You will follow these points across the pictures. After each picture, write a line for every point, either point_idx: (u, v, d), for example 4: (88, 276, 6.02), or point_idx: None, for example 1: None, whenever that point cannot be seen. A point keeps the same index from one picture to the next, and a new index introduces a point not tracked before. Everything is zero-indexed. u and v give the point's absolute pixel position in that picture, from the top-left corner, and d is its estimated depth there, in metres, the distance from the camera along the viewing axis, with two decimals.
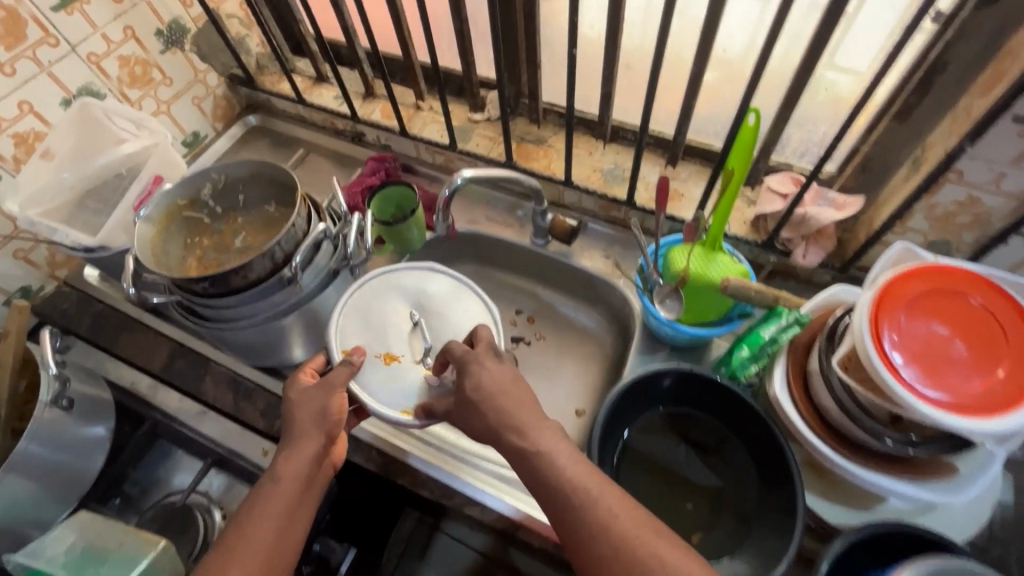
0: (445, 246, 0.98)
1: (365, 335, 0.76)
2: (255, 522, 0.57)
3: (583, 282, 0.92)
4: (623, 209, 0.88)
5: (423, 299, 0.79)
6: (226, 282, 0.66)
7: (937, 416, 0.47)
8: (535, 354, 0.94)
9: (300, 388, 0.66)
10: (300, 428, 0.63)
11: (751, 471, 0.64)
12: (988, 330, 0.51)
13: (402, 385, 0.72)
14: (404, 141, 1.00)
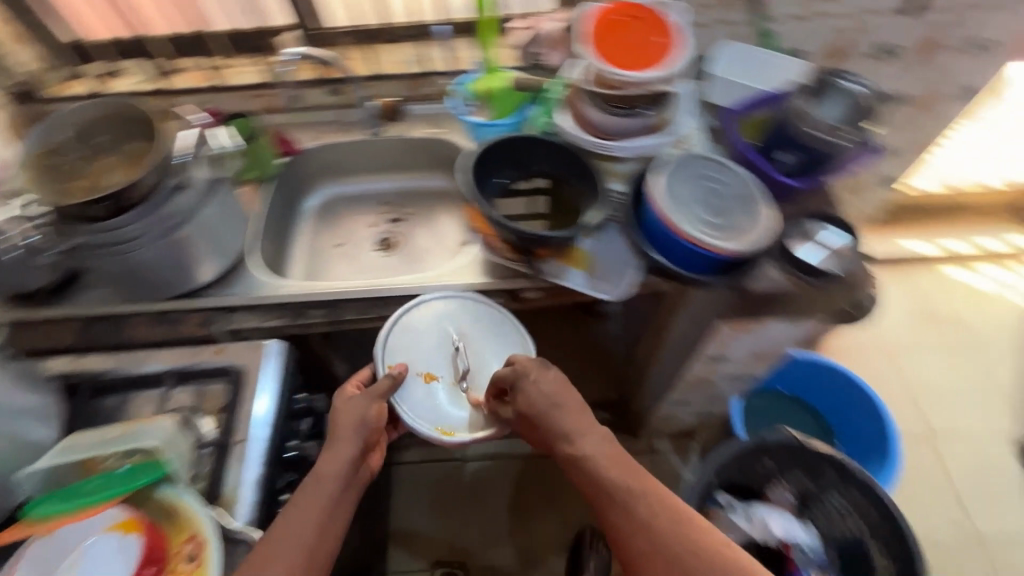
0: (302, 170, 1.12)
1: (407, 353, 0.86)
2: (294, 512, 0.66)
3: (423, 148, 1.13)
4: (430, 81, 1.10)
5: (473, 321, 0.90)
6: (117, 195, 0.73)
7: (648, 79, 0.83)
8: (411, 224, 1.16)
9: (344, 399, 0.79)
10: (343, 432, 0.75)
11: (567, 181, 0.91)
12: (640, 23, 0.87)
13: (439, 403, 0.84)
14: (219, 96, 1.08)
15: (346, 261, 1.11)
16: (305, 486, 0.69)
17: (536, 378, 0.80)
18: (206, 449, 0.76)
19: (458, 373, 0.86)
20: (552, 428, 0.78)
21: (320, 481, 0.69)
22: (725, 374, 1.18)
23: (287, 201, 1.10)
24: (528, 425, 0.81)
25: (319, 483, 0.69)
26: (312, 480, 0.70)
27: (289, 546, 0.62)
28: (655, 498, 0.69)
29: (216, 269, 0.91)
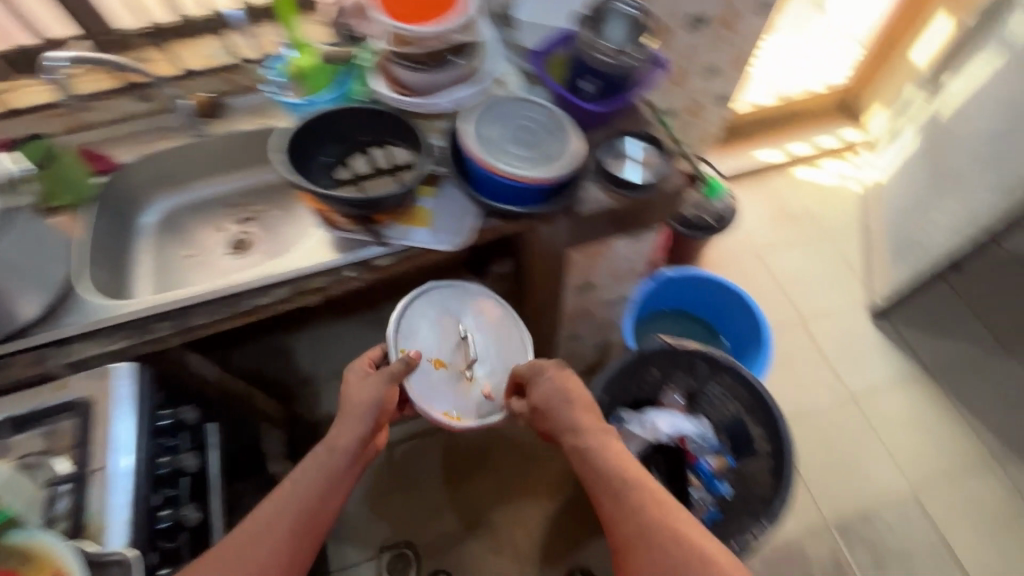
0: (127, 187, 1.05)
1: (419, 342, 1.04)
2: (306, 479, 0.85)
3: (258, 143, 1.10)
4: (244, 71, 1.08)
5: (474, 321, 1.09)
6: None
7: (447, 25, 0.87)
8: (257, 221, 1.13)
9: (357, 379, 0.95)
10: (354, 413, 0.91)
11: (393, 143, 0.93)
12: None
13: (448, 386, 1.01)
14: (14, 123, 1.00)
15: (199, 272, 1.07)
16: (315, 458, 0.87)
17: (549, 376, 0.99)
18: (60, 488, 0.72)
19: (463, 365, 1.04)
20: (561, 420, 0.96)
21: (327, 454, 0.87)
22: (599, 299, 1.27)
23: (117, 221, 1.04)
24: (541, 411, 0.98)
25: (329, 454, 0.87)
26: (325, 451, 0.87)
27: (293, 510, 0.81)
28: (642, 490, 0.83)
29: (39, 305, 0.83)
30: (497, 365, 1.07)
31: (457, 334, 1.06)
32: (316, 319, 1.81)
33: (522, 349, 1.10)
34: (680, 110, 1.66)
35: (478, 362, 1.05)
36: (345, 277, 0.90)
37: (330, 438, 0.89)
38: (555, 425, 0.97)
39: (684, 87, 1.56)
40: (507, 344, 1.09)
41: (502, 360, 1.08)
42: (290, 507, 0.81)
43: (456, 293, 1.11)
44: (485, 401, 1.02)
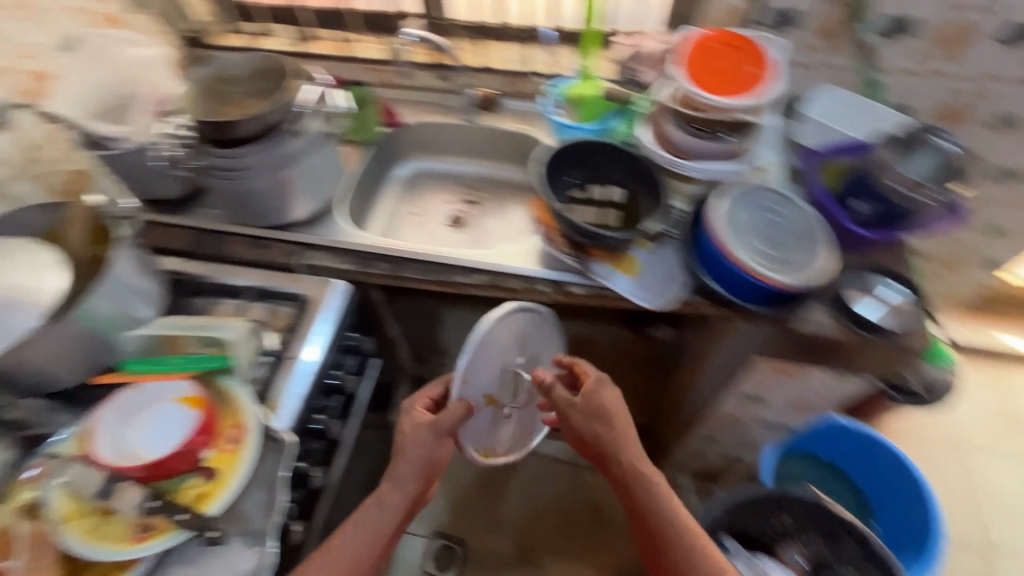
0: (398, 144, 1.24)
1: (482, 370, 0.90)
2: (354, 525, 0.83)
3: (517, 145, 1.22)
4: (525, 80, 1.19)
5: (526, 348, 0.98)
6: (235, 125, 0.85)
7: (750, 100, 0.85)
8: (482, 207, 1.25)
9: (416, 426, 0.87)
10: (406, 463, 0.85)
11: (635, 185, 0.95)
12: (729, 53, 0.89)
13: (483, 419, 0.97)
14: (348, 65, 1.23)
15: (417, 230, 1.21)
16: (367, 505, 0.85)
17: (608, 385, 0.94)
18: (271, 350, 0.86)
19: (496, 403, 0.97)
20: (614, 432, 0.90)
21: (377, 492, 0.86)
22: (760, 417, 1.16)
23: (382, 165, 1.22)
24: (591, 417, 0.90)
25: (382, 500, 0.85)
26: (375, 500, 0.85)
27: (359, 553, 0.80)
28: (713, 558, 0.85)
29: (308, 209, 1.02)
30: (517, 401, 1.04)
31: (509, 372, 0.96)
32: (471, 301, 1.84)
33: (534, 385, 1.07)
34: (938, 259, 1.43)
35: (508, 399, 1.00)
36: (539, 290, 0.95)
37: (381, 491, 0.85)
38: (600, 436, 0.90)
39: (955, 237, 1.34)
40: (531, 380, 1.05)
41: (530, 398, 1.05)
42: (358, 558, 0.80)
43: (524, 321, 0.95)
44: (510, 437, 1.04)
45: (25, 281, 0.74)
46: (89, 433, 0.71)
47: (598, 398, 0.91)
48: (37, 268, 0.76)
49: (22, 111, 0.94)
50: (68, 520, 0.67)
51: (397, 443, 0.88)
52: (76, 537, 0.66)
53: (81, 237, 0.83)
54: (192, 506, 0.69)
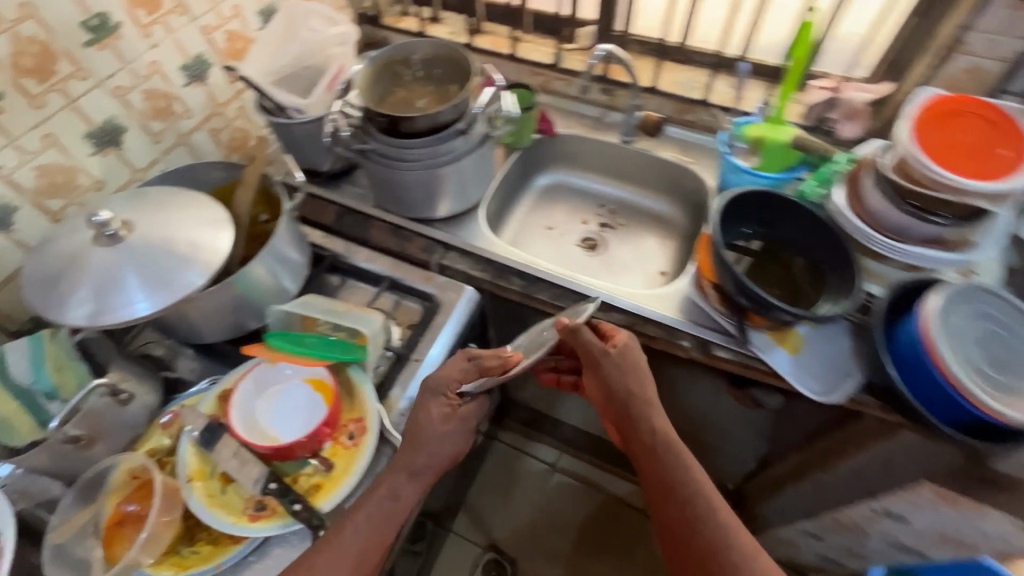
0: (543, 152, 1.19)
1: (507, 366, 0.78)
2: (358, 523, 0.64)
3: (674, 175, 1.12)
4: (697, 110, 1.10)
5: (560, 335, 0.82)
6: (409, 121, 0.86)
7: (976, 184, 0.71)
8: (619, 234, 1.17)
9: (444, 416, 0.70)
10: (425, 448, 0.68)
11: (821, 256, 0.85)
12: (975, 130, 0.76)
13: None
14: (510, 65, 1.20)
15: (547, 244, 1.15)
16: (371, 497, 0.65)
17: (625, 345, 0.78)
18: (396, 347, 0.83)
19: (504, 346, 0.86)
20: (636, 391, 0.75)
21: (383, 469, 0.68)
22: (893, 536, 1.00)
23: (525, 171, 1.18)
24: (616, 372, 0.76)
25: (390, 479, 0.66)
26: (386, 487, 0.66)
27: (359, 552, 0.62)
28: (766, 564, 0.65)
29: (453, 206, 1.00)
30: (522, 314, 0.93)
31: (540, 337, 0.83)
32: None
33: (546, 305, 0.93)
34: None
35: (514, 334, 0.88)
36: (677, 345, 0.86)
37: (391, 477, 0.66)
38: (627, 392, 0.75)
39: None
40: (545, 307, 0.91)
41: None
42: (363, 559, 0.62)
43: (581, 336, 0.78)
44: None
45: (204, 240, 0.76)
46: (229, 399, 0.73)
47: (629, 365, 0.76)
48: (215, 229, 0.78)
49: (217, 69, 1.00)
50: (193, 479, 0.68)
51: (411, 422, 0.70)
52: (197, 498, 0.66)
53: (249, 198, 0.86)
54: (306, 496, 0.68)
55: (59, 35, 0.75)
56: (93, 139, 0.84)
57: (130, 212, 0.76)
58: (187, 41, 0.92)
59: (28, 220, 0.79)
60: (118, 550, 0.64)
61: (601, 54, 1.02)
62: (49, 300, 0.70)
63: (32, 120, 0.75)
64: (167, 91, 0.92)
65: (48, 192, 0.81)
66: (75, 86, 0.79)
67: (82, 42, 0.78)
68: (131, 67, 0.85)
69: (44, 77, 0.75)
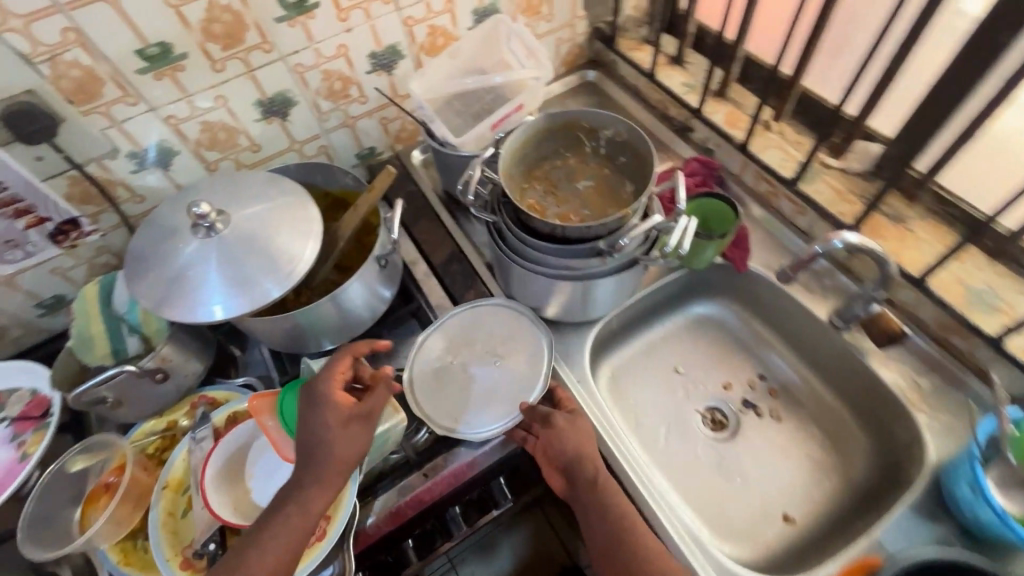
0: (715, 277, 0.93)
1: (457, 402, 0.76)
2: (264, 536, 0.58)
3: (888, 411, 0.77)
4: (972, 341, 0.72)
5: (512, 388, 0.77)
6: (539, 221, 0.69)
7: None
8: (764, 428, 0.86)
9: (343, 420, 0.61)
10: (336, 461, 0.60)
11: None
12: None
13: (452, 349, 0.81)
14: (734, 155, 0.92)
15: (664, 392, 0.90)
16: (279, 516, 0.59)
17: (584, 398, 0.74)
18: (407, 450, 0.75)
19: (455, 342, 0.81)
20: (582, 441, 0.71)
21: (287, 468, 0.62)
22: None
23: (683, 292, 0.94)
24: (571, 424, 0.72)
25: (304, 494, 0.59)
26: (292, 504, 0.59)
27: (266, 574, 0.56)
28: None
29: (564, 313, 0.83)
30: (483, 306, 0.84)
31: (495, 368, 0.79)
32: None
33: (507, 308, 0.84)
34: None
35: (467, 332, 0.82)
36: None
37: (300, 491, 0.59)
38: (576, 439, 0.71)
39: None
40: (510, 317, 0.83)
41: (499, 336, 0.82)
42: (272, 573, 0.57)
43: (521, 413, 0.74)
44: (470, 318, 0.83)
45: (284, 257, 0.72)
46: (232, 426, 0.71)
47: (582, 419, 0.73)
48: (297, 251, 0.72)
49: (409, 62, 0.93)
50: (166, 488, 0.69)
51: (307, 436, 0.61)
52: (158, 509, 0.67)
53: (353, 224, 0.80)
54: None
55: (254, 7, 0.73)
56: (262, 108, 0.84)
57: (235, 208, 0.74)
58: (385, 30, 0.86)
59: (185, 165, 0.84)
60: (90, 516, 0.68)
61: (834, 246, 0.69)
62: (138, 265, 0.72)
63: (209, 81, 0.77)
64: (348, 75, 0.88)
65: (207, 145, 0.84)
66: (257, 57, 0.78)
67: (275, 16, 0.75)
68: (318, 47, 0.82)
69: (229, 44, 0.75)
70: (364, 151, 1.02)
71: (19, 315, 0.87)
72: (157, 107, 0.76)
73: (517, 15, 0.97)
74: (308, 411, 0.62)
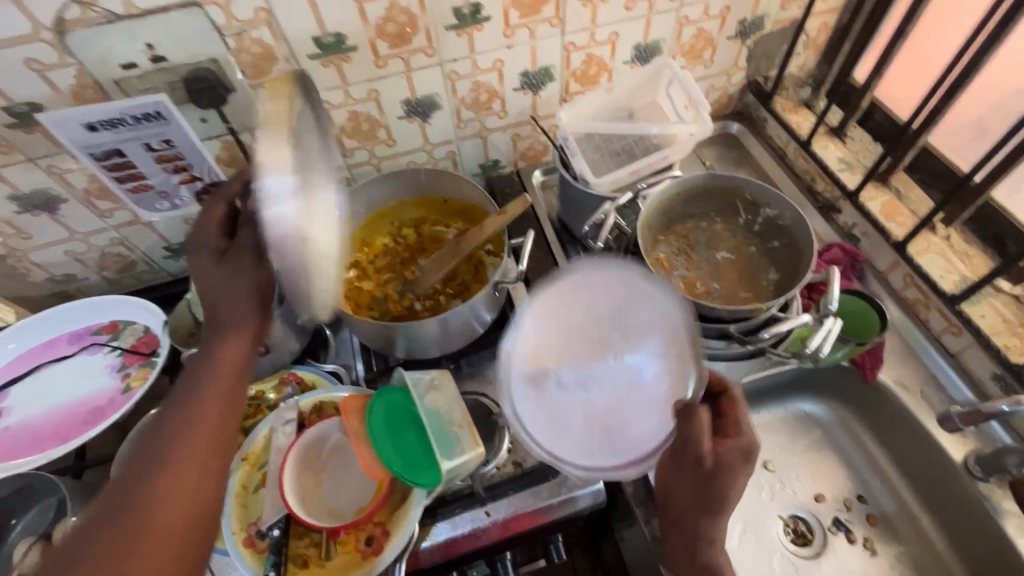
0: (833, 377, 0.85)
1: (575, 411, 0.61)
2: (139, 471, 0.50)
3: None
4: None
5: (634, 386, 0.61)
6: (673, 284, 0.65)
7: None
8: (856, 559, 0.77)
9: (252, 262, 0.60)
10: (225, 300, 0.59)
11: None
12: None
13: (562, 334, 0.64)
14: (887, 251, 0.83)
15: (751, 487, 0.82)
16: (167, 436, 0.52)
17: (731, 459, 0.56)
18: (475, 482, 0.73)
19: (561, 327, 0.65)
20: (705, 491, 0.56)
21: (199, 408, 0.54)
22: None
23: (790, 383, 0.87)
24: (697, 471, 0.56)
25: (213, 366, 0.57)
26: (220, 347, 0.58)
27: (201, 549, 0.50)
28: None
29: None
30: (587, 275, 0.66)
31: (617, 363, 0.62)
32: None
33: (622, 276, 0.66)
34: None
35: (572, 312, 0.66)
36: None
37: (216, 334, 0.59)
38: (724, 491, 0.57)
39: None
40: (627, 289, 0.66)
41: (611, 310, 0.65)
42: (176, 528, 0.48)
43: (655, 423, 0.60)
44: (581, 290, 0.67)
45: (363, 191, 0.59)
46: (316, 420, 0.72)
47: (746, 475, 0.56)
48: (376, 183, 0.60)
49: (556, 86, 0.90)
50: (245, 460, 0.71)
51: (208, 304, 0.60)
52: (234, 480, 0.69)
53: (474, 243, 0.79)
54: (291, 563, 0.65)
55: (430, 13, 0.73)
56: (408, 107, 0.85)
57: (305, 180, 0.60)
58: (544, 52, 0.84)
59: None
60: None
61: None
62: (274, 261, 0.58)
63: (368, 75, 0.78)
64: (495, 89, 0.87)
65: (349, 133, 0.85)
66: (418, 59, 0.78)
67: (447, 24, 0.75)
68: (477, 58, 0.81)
69: (398, 44, 0.75)
70: (487, 163, 1.01)
71: (148, 254, 0.93)
72: (316, 91, 0.78)
73: (676, 57, 0.92)
74: (199, 272, 0.61)
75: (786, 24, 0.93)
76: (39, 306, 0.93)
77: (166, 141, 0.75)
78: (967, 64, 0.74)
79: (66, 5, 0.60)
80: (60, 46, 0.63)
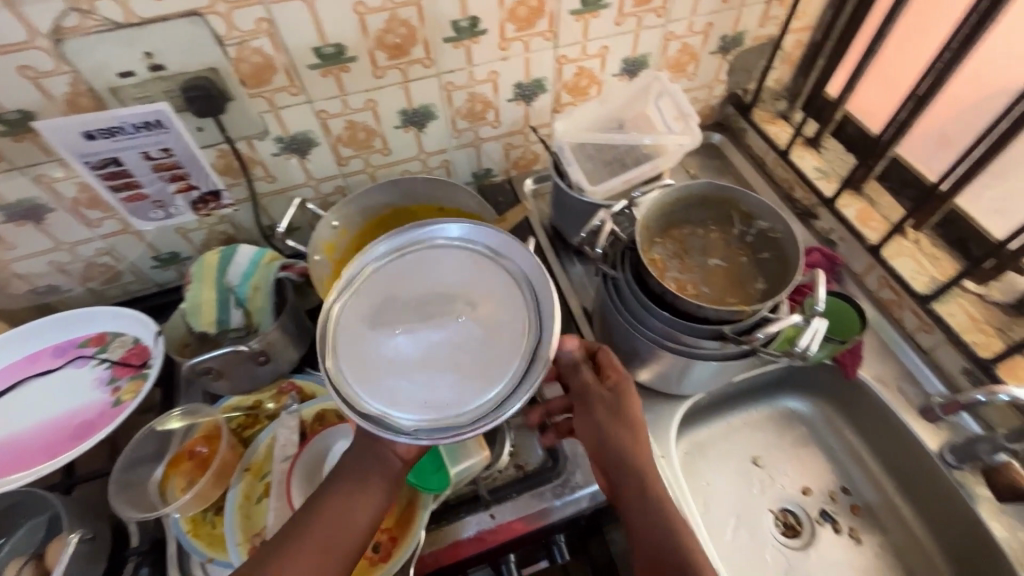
0: (816, 376, 0.89)
1: (421, 374, 0.55)
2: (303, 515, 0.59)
3: (991, 564, 0.72)
4: None
5: (474, 342, 0.56)
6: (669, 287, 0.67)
7: None
8: (843, 549, 0.81)
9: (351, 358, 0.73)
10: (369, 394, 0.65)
11: None
12: None
13: (390, 302, 0.59)
14: (862, 255, 0.88)
15: (743, 482, 0.86)
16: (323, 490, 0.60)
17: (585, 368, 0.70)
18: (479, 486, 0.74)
19: (394, 298, 0.59)
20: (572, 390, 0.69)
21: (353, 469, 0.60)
22: None
23: (775, 383, 0.91)
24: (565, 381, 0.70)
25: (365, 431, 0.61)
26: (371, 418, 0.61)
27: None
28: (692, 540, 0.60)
29: (657, 381, 0.81)
30: (426, 248, 0.63)
31: (461, 325, 0.57)
32: None
33: (459, 245, 0.63)
34: None
35: (419, 280, 0.60)
36: None
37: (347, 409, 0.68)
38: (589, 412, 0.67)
39: None
40: (466, 257, 0.62)
41: (446, 272, 0.61)
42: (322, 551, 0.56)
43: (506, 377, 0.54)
44: (412, 260, 0.62)
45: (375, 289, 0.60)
46: (319, 429, 0.72)
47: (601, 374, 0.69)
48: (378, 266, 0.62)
49: (549, 97, 0.93)
50: (247, 471, 0.71)
51: None
52: (237, 491, 0.69)
53: None
54: None
55: (429, 26, 0.75)
56: (404, 116, 0.86)
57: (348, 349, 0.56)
58: (538, 64, 0.87)
59: (320, 157, 0.87)
60: (172, 479, 0.71)
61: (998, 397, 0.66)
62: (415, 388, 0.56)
63: (367, 85, 0.79)
64: (489, 100, 0.89)
65: (345, 142, 0.86)
66: (416, 70, 0.80)
67: (445, 36, 0.77)
68: (473, 70, 0.83)
69: (397, 55, 0.77)
70: (479, 172, 1.03)
71: (136, 264, 0.91)
72: (314, 101, 0.78)
73: (662, 70, 0.96)
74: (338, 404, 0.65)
75: (764, 40, 0.98)
76: (19, 318, 0.90)
77: (166, 150, 0.75)
78: (931, 81, 0.79)
79: (64, 12, 0.59)
80: (55, 53, 0.62)
